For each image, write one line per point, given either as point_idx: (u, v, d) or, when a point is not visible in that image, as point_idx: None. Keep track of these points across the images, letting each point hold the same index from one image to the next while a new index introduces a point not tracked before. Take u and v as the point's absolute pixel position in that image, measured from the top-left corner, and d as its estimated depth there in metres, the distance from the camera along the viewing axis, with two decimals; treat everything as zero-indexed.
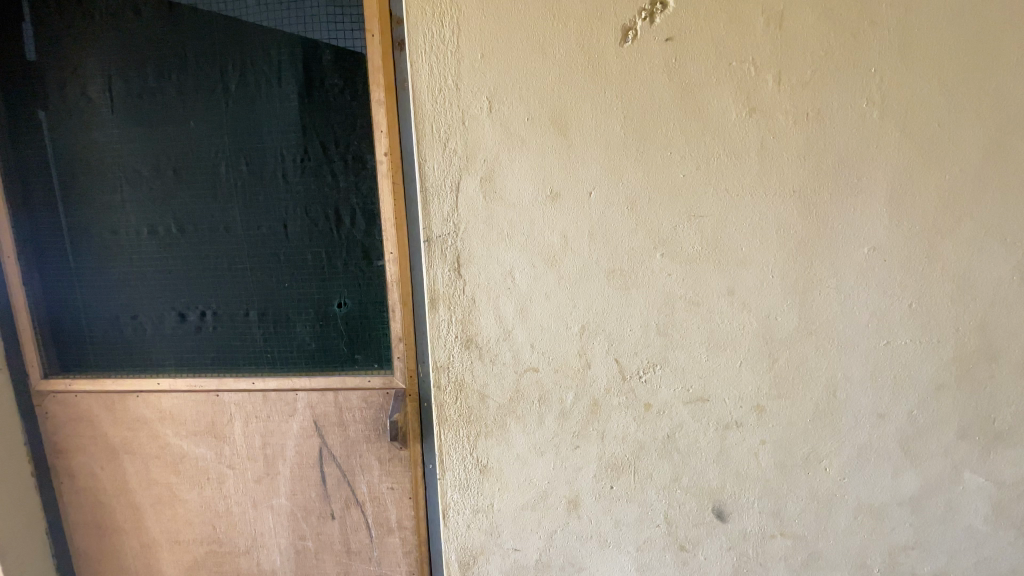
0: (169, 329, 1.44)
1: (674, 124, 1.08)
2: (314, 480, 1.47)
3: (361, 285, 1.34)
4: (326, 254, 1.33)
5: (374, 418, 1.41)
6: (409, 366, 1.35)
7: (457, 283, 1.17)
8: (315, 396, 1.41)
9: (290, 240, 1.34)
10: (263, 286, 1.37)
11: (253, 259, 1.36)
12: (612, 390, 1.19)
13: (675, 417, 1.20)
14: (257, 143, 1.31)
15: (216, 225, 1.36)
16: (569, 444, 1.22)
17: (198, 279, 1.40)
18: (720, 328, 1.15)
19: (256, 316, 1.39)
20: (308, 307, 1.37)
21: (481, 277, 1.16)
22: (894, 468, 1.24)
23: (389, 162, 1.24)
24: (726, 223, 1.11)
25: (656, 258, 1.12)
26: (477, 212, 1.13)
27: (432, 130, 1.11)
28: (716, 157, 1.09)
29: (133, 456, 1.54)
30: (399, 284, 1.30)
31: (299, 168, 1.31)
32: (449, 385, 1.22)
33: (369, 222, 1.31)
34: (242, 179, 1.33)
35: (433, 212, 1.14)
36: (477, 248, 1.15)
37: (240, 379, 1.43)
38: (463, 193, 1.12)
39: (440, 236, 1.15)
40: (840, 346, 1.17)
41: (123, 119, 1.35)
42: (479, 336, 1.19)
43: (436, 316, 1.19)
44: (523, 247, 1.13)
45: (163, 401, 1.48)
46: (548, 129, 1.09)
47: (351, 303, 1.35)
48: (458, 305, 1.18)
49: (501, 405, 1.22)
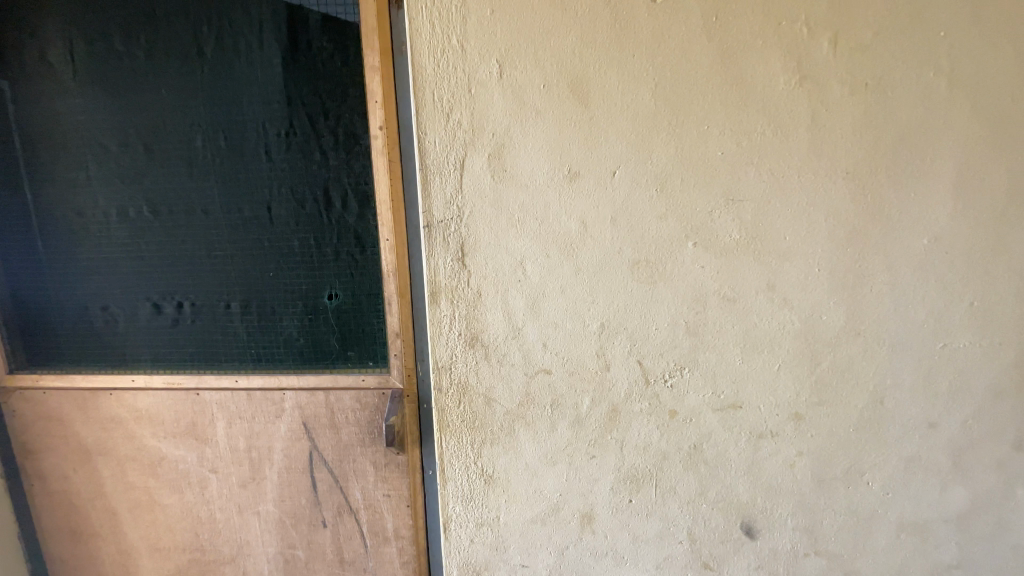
0: (144, 320, 1.31)
1: (713, 94, 0.94)
2: (304, 485, 1.36)
3: (354, 275, 1.21)
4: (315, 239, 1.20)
5: (369, 420, 1.29)
6: (408, 364, 1.23)
7: (461, 274, 1.03)
8: (303, 396, 1.29)
9: (275, 225, 1.20)
10: (246, 275, 1.24)
11: (234, 245, 1.22)
12: (634, 396, 1.06)
13: (703, 426, 1.08)
14: (237, 114, 1.16)
15: (192, 207, 1.22)
16: (584, 453, 1.10)
17: (174, 268, 1.26)
18: (758, 327, 1.02)
19: (239, 308, 1.26)
20: (296, 299, 1.23)
21: (488, 268, 1.03)
22: (942, 483, 1.12)
23: (384, 138, 1.10)
24: (769, 209, 0.97)
25: (687, 248, 0.99)
26: (483, 194, 0.99)
27: (433, 99, 0.96)
28: (760, 134, 0.95)
29: (109, 457, 1.42)
30: (396, 275, 1.17)
31: (283, 145, 1.16)
32: (451, 388, 1.09)
33: (363, 205, 1.17)
34: (220, 155, 1.18)
35: (434, 193, 1.00)
36: (484, 235, 1.01)
37: (222, 377, 1.30)
38: (469, 172, 0.98)
39: (442, 221, 1.01)
40: (891, 348, 1.04)
41: (87, 88, 1.21)
42: (485, 335, 1.06)
43: (437, 311, 1.06)
44: (536, 234, 1.00)
45: (139, 399, 1.36)
46: (567, 99, 0.94)
47: (343, 295, 1.22)
48: (462, 299, 1.05)
49: (509, 410, 1.09)
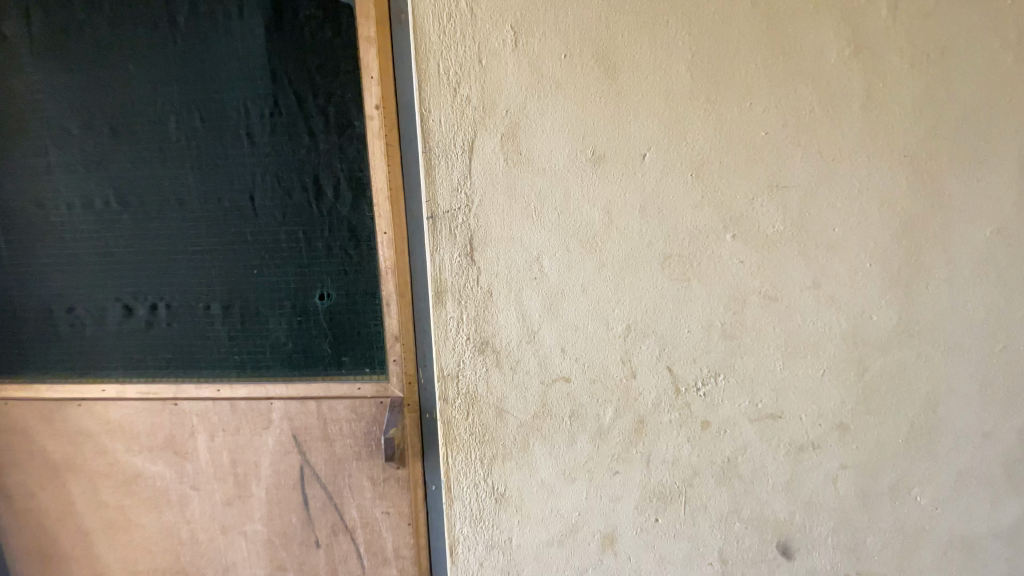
0: (114, 324, 1.18)
1: (758, 66, 0.83)
2: (295, 502, 1.24)
3: (348, 272, 1.08)
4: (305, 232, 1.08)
5: (366, 432, 1.17)
6: (409, 371, 1.11)
7: (470, 271, 0.92)
8: (293, 406, 1.17)
9: (259, 217, 1.07)
10: (226, 274, 1.11)
11: (213, 239, 1.09)
12: (663, 406, 0.95)
13: (738, 438, 0.98)
14: (214, 92, 1.03)
15: (165, 197, 1.08)
16: (607, 469, 0.99)
17: (145, 266, 1.13)
18: (801, 329, 0.92)
19: (219, 310, 1.13)
20: (283, 299, 1.11)
21: (500, 264, 0.91)
22: (995, 497, 1.03)
23: (382, 118, 0.98)
24: (816, 197, 0.87)
25: (725, 241, 0.88)
26: (495, 180, 0.87)
27: (438, 72, 0.84)
28: (809, 111, 0.84)
29: (79, 473, 1.29)
30: (396, 272, 1.05)
31: (267, 127, 1.03)
32: (458, 399, 0.97)
33: (359, 195, 1.04)
34: (196, 138, 1.05)
35: (439, 179, 0.88)
36: (496, 226, 0.89)
37: (202, 386, 1.18)
38: (478, 154, 0.86)
39: (448, 212, 0.89)
40: (945, 351, 0.95)
41: (44, 63, 1.07)
42: (496, 339, 0.94)
43: (442, 313, 0.94)
44: (555, 226, 0.88)
45: (111, 410, 1.23)
46: (591, 70, 0.83)
47: (336, 295, 1.10)
48: (471, 298, 0.93)
49: (523, 423, 0.98)
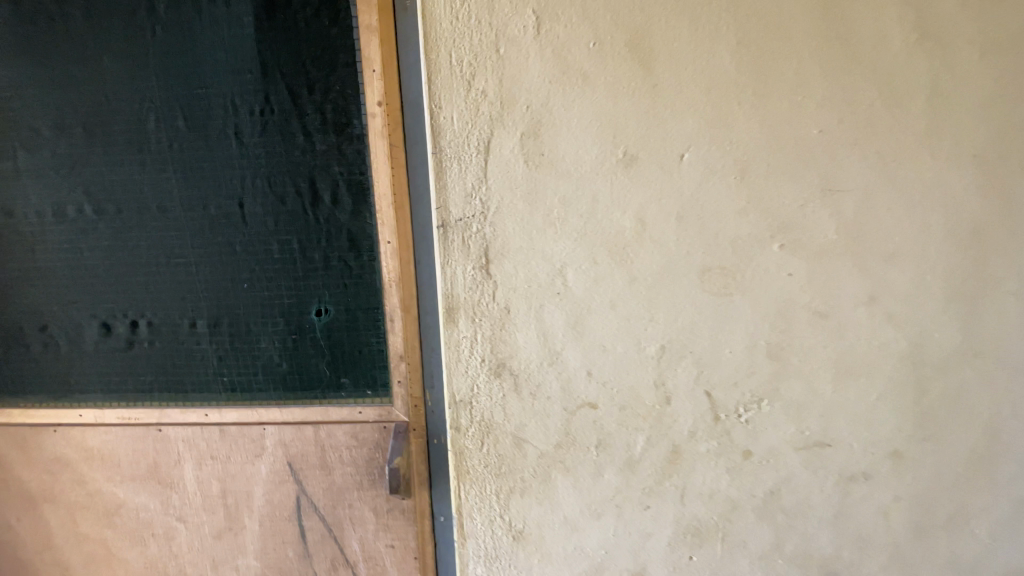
0: (91, 344, 1.07)
1: (811, 55, 0.73)
2: (290, 535, 1.14)
3: (347, 286, 0.98)
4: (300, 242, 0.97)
5: (368, 459, 1.07)
6: (415, 393, 1.02)
7: (485, 286, 0.82)
8: (289, 431, 1.07)
9: (249, 225, 0.97)
10: (213, 288, 1.00)
11: (198, 251, 0.99)
12: (700, 434, 0.86)
13: (783, 468, 0.88)
14: (198, 87, 0.93)
15: (144, 204, 0.98)
16: (636, 503, 0.89)
17: (124, 280, 1.02)
18: (855, 348, 0.83)
19: (206, 328, 1.03)
20: (276, 315, 1.01)
21: (518, 278, 0.81)
22: None
23: (385, 116, 0.88)
24: (873, 202, 0.77)
25: (772, 251, 0.78)
26: (513, 184, 0.77)
27: (450, 63, 0.75)
28: (867, 106, 0.75)
29: (56, 504, 1.19)
30: (401, 285, 0.95)
31: (257, 126, 0.93)
32: (472, 427, 0.88)
33: (359, 200, 0.94)
34: (178, 139, 0.95)
35: (451, 184, 0.78)
36: (513, 237, 0.79)
37: (189, 410, 1.08)
38: (495, 155, 0.76)
39: (461, 220, 0.80)
40: (1014, 372, 0.85)
41: (10, 57, 0.97)
42: (513, 362, 0.84)
43: (453, 333, 0.85)
44: (581, 235, 0.78)
45: (90, 437, 1.13)
46: (624, 60, 0.73)
47: (335, 311, 1.00)
48: (486, 316, 0.83)
49: (543, 454, 0.88)
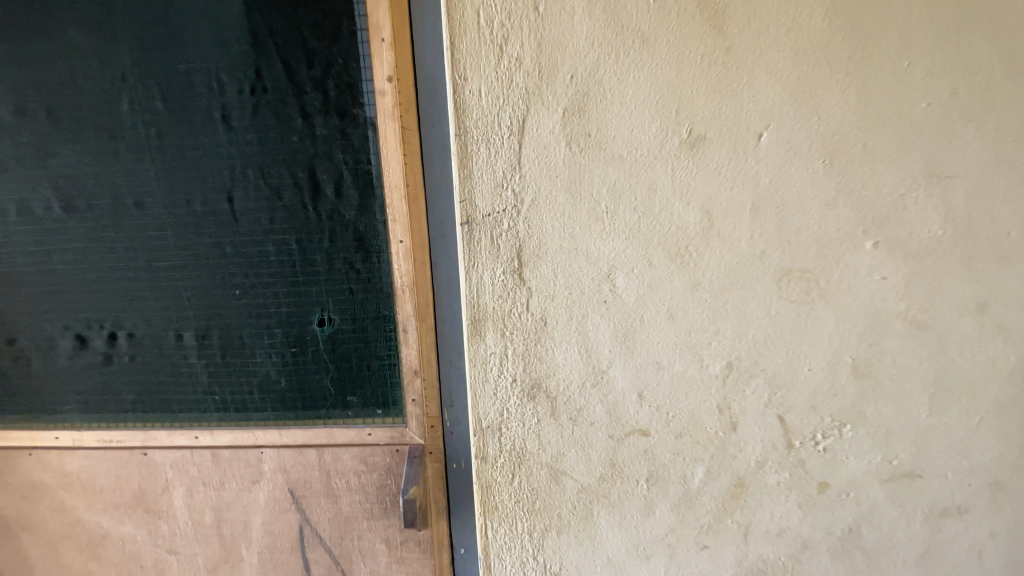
0: (66, 359, 0.95)
1: (922, 12, 0.60)
2: (293, 569, 1.02)
3: (355, 292, 0.85)
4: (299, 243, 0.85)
5: (379, 486, 0.95)
6: (432, 413, 0.89)
7: (517, 293, 0.68)
8: (289, 456, 0.95)
9: (238, 223, 0.83)
10: (201, 296, 0.87)
11: (181, 253, 0.86)
12: (769, 465, 0.74)
13: (865, 502, 0.76)
14: (176, 60, 0.78)
15: (118, 199, 0.85)
16: (692, 543, 0.77)
17: (99, 287, 0.90)
18: (957, 367, 0.70)
19: (193, 340, 0.90)
20: (273, 326, 0.88)
21: (557, 284, 0.67)
22: None
23: (396, 94, 0.75)
24: (989, 190, 0.64)
25: (864, 250, 0.65)
26: (554, 171, 0.63)
27: (478, 24, 0.61)
28: (987, 74, 0.61)
29: (35, 534, 1.07)
30: (415, 290, 0.82)
31: (246, 107, 0.79)
32: (501, 457, 0.74)
33: (367, 194, 0.81)
34: (153, 122, 0.81)
35: (478, 171, 0.65)
36: (552, 234, 0.65)
37: (177, 433, 0.96)
38: (532, 136, 0.63)
39: (489, 215, 0.66)
40: None
41: None
42: (550, 382, 0.70)
43: (479, 348, 0.71)
44: (634, 232, 0.65)
45: (69, 461, 1.01)
46: (692, 19, 0.60)
47: (340, 321, 0.87)
48: (518, 329, 0.69)
49: (585, 488, 0.75)
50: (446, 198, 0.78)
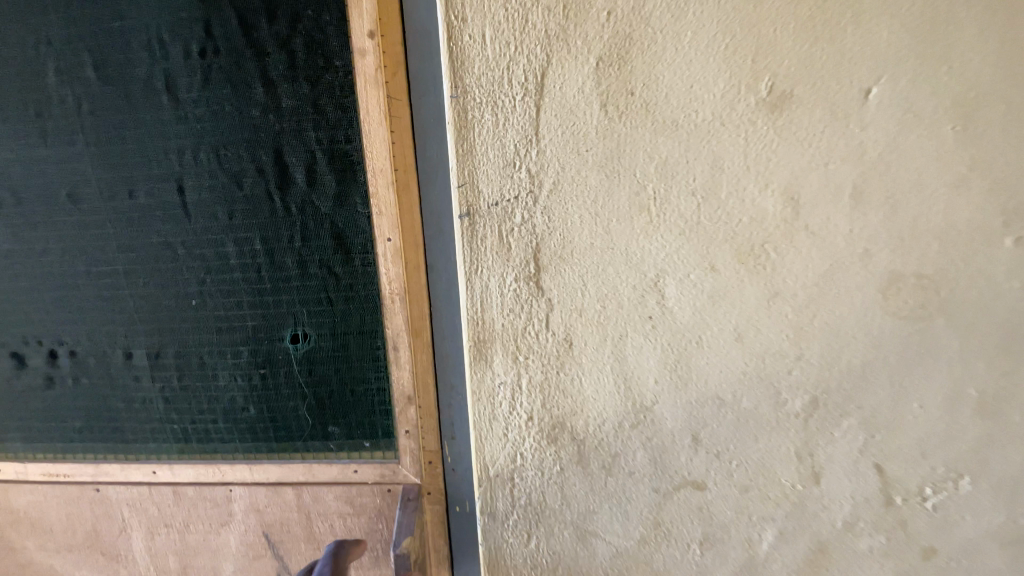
0: (4, 381, 0.81)
1: None
2: None
3: (334, 302, 0.70)
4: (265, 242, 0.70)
5: (369, 531, 0.79)
6: (430, 447, 0.73)
7: (533, 308, 0.52)
8: (263, 495, 0.79)
9: (191, 219, 0.68)
10: (152, 308, 0.73)
11: (126, 256, 0.71)
12: (861, 527, 0.55)
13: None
14: (107, 17, 0.63)
15: (50, 192, 0.70)
16: None
17: (36, 297, 0.75)
18: None
19: (146, 360, 0.76)
20: (237, 343, 0.73)
21: (586, 294, 0.50)
22: None
23: (380, 52, 0.59)
24: None
25: (1001, 245, 0.46)
26: (584, 144, 0.47)
27: None
28: None
29: None
30: (407, 300, 0.67)
31: (194, 75, 0.63)
32: (514, 514, 0.59)
33: (345, 180, 0.65)
34: (86, 97, 0.66)
35: (482, 145, 0.48)
36: (581, 228, 0.49)
37: (133, 467, 0.81)
38: (554, 97, 0.47)
39: (496, 204, 0.50)
40: None
41: None
42: (577, 422, 0.54)
43: (485, 378, 0.55)
44: (692, 227, 0.48)
45: (15, 497, 0.87)
46: None
47: (317, 336, 0.71)
48: (534, 353, 0.53)
49: (620, 553, 0.59)
50: (444, 186, 0.62)
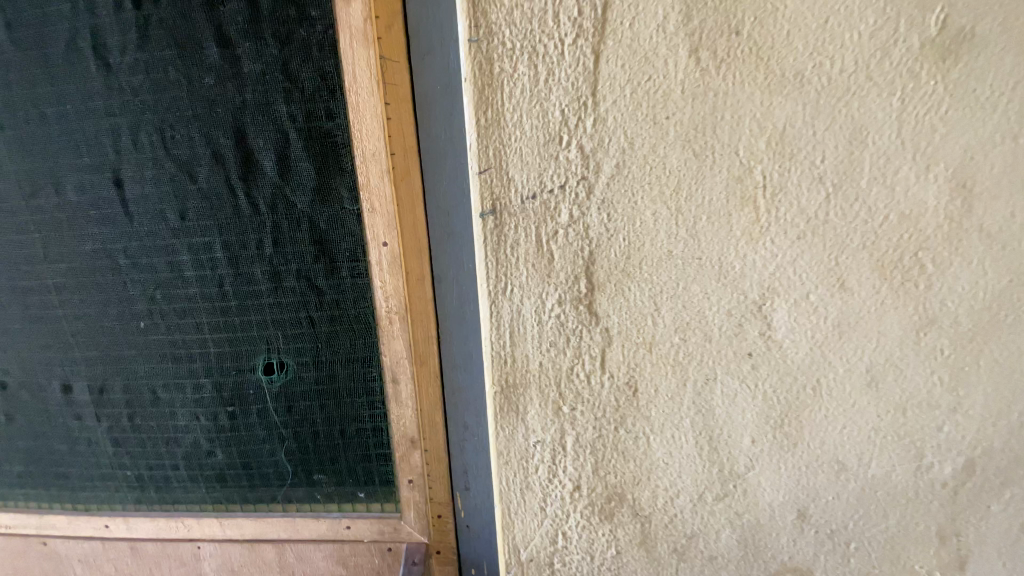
0: None
1: None
2: None
3: (317, 323, 0.56)
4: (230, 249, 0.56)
5: None
6: (438, 499, 0.59)
7: (582, 343, 0.37)
8: (238, 551, 0.64)
9: (135, 221, 0.54)
10: (92, 330, 0.59)
11: (58, 268, 0.57)
12: None
13: None
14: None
15: None
16: None
17: None
18: None
19: (87, 394, 0.62)
20: (198, 373, 0.59)
21: (660, 324, 0.36)
22: None
23: None
24: None
25: None
26: (664, 110, 0.32)
27: None
28: None
29: None
30: (409, 319, 0.53)
31: (126, 35, 0.49)
32: None
33: (327, 168, 0.50)
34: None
35: (513, 114, 0.33)
36: (654, 229, 0.34)
37: (78, 520, 0.67)
38: (621, 41, 0.32)
39: (532, 198, 0.35)
40: None
41: None
42: (641, 494, 0.40)
43: (516, 435, 0.40)
44: (817, 229, 0.34)
45: None
46: None
47: (297, 365, 0.57)
48: (584, 405, 0.38)
49: None
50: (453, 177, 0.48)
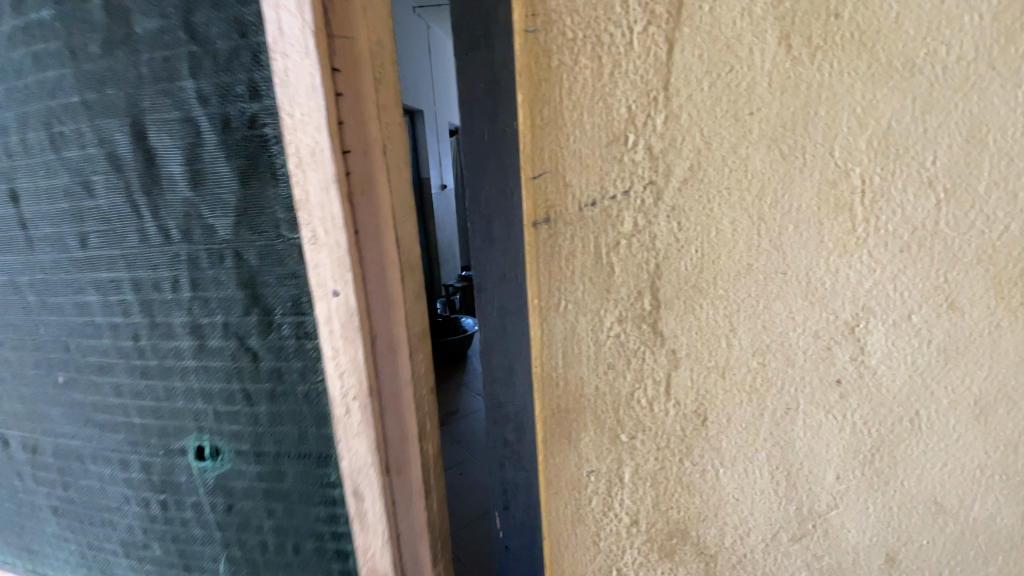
0: None
1: None
2: None
3: (255, 399, 0.42)
4: (132, 299, 0.43)
5: None
6: None
7: (645, 367, 0.33)
8: None
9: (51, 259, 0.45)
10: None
11: None
12: None
13: None
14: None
15: None
16: None
17: None
18: None
19: (23, 454, 0.54)
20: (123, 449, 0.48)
21: (736, 347, 0.32)
22: None
23: None
24: None
25: None
26: (748, 106, 0.29)
27: None
28: None
29: None
30: (377, 419, 0.39)
31: (34, 49, 0.39)
32: None
33: (253, 200, 0.37)
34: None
35: (572, 112, 0.30)
36: (733, 238, 0.30)
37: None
38: (700, 28, 0.28)
39: (592, 204, 0.31)
40: None
41: None
42: (708, 531, 0.36)
43: (568, 463, 0.36)
44: (925, 245, 0.29)
45: None
46: None
47: (236, 454, 0.44)
48: (645, 434, 0.34)
49: None
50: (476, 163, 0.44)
